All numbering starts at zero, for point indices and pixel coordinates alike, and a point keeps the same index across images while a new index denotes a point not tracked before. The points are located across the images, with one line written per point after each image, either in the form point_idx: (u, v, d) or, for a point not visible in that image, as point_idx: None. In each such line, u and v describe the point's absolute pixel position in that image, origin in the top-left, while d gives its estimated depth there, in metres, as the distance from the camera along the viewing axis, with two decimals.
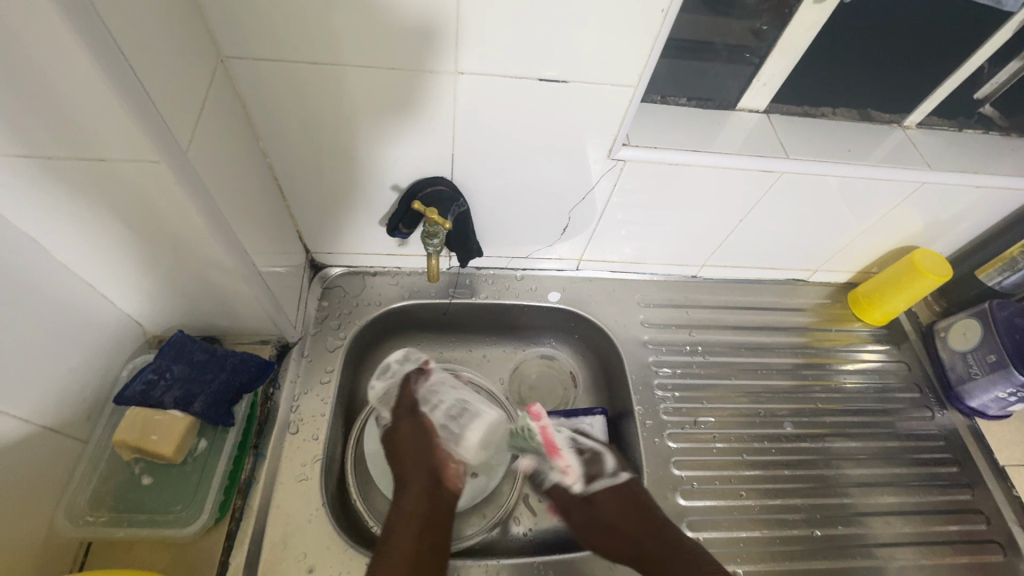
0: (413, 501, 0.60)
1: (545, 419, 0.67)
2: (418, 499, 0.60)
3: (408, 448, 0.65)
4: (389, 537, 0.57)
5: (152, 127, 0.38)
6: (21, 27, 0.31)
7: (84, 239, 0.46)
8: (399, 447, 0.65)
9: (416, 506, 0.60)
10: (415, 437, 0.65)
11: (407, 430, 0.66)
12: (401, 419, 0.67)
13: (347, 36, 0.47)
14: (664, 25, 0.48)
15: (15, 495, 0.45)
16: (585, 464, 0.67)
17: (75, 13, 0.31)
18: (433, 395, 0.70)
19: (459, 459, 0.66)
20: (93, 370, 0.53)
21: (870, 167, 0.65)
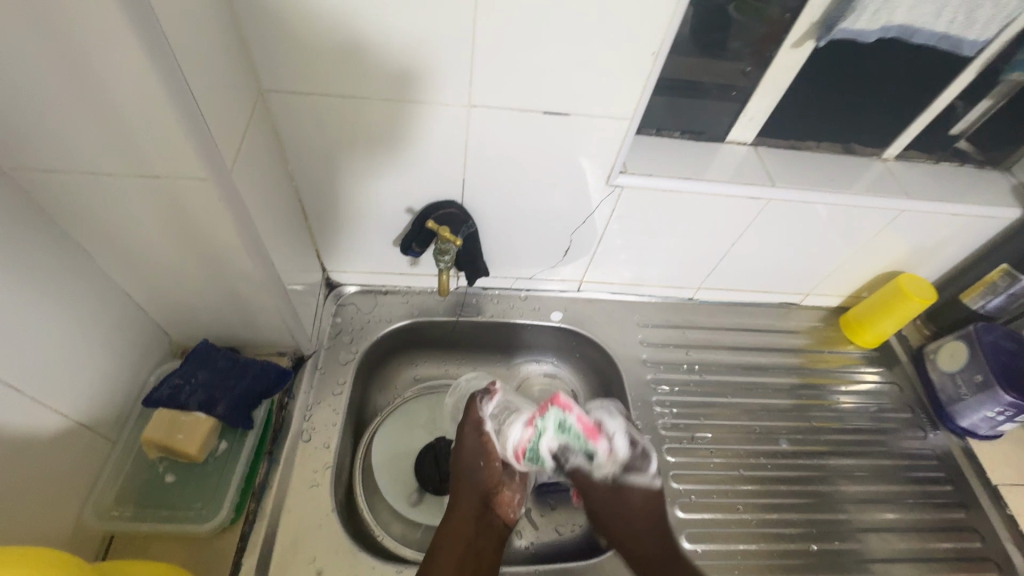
0: (464, 521, 0.63)
1: (575, 411, 0.64)
2: (464, 520, 0.63)
3: (468, 473, 0.67)
4: (433, 551, 0.60)
5: (204, 148, 0.43)
6: (107, 62, 0.35)
7: (127, 249, 0.51)
8: (460, 467, 0.68)
9: (464, 528, 0.62)
10: (477, 462, 0.68)
11: (469, 453, 0.69)
12: (467, 440, 0.70)
13: (372, 72, 0.53)
14: (655, 65, 0.53)
15: (48, 488, 0.47)
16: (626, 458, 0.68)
17: (155, 54, 0.36)
18: (503, 415, 0.72)
19: (513, 486, 0.69)
20: (125, 374, 0.57)
21: (849, 195, 0.70)
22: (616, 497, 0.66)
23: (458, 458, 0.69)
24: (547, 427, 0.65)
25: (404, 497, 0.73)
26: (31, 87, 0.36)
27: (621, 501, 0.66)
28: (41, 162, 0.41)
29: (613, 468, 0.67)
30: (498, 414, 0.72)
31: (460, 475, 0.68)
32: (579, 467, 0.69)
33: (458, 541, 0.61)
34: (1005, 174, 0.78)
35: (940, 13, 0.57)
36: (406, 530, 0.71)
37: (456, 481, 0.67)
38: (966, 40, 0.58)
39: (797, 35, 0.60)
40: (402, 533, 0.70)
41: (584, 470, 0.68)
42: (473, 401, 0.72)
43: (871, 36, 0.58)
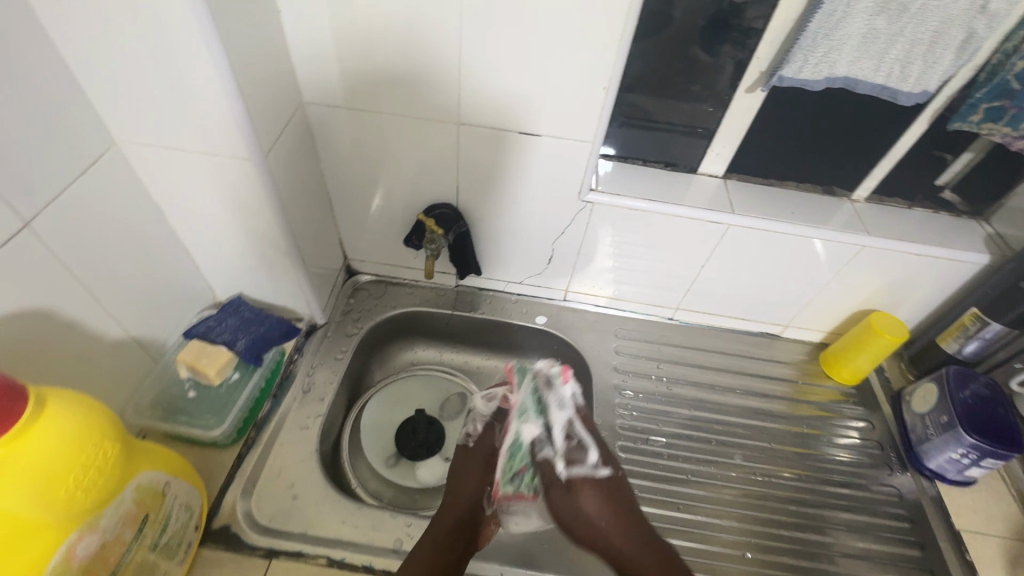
0: (443, 533, 0.64)
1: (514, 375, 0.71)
2: (448, 535, 0.64)
3: (463, 494, 0.68)
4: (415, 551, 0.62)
5: (248, 136, 0.57)
6: (187, 69, 0.51)
7: (190, 212, 0.67)
8: (458, 488, 0.69)
9: (448, 542, 0.63)
10: (476, 486, 0.69)
11: (472, 475, 0.70)
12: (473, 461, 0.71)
13: (386, 92, 0.67)
14: (608, 98, 0.64)
15: (103, 383, 0.62)
16: (569, 450, 0.66)
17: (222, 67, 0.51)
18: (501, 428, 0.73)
19: (496, 519, 0.69)
20: (174, 312, 0.72)
21: (806, 227, 0.77)
22: (569, 513, 0.65)
23: (457, 479, 0.70)
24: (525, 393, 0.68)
25: (382, 458, 0.83)
26: (137, 84, 0.52)
27: (572, 507, 0.65)
28: (139, 137, 0.58)
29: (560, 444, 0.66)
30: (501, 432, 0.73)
31: (456, 494, 0.68)
32: (547, 460, 0.66)
33: (443, 554, 0.62)
34: (984, 225, 0.80)
35: (879, 67, 0.64)
36: (380, 486, 0.80)
37: (448, 499, 0.68)
38: (902, 92, 0.66)
39: (749, 82, 0.70)
40: (376, 488, 0.80)
41: (550, 463, 0.66)
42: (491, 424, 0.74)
43: (818, 84, 0.66)
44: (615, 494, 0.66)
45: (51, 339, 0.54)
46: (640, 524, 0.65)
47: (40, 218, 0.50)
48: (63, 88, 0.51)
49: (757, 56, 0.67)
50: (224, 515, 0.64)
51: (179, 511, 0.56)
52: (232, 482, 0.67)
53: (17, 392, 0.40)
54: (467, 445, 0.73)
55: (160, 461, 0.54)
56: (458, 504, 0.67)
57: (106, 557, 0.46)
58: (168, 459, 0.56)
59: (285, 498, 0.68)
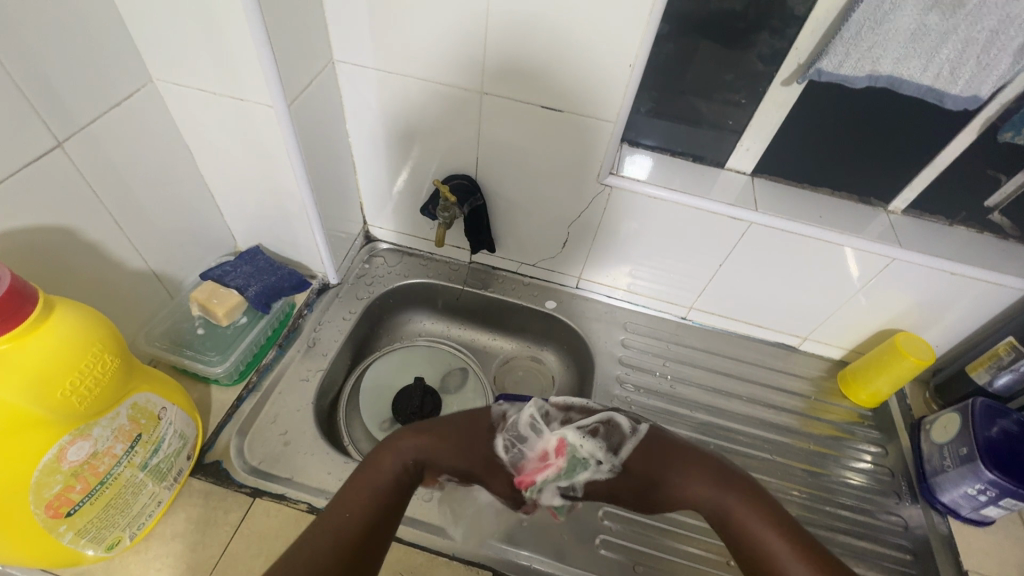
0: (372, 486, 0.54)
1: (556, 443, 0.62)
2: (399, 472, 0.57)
3: (404, 445, 0.59)
4: (365, 472, 0.56)
5: (274, 84, 0.59)
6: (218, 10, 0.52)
7: (216, 156, 0.69)
8: (410, 441, 0.60)
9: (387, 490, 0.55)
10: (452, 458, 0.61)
11: (456, 439, 0.62)
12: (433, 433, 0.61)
13: (414, 55, 0.67)
14: (633, 76, 0.62)
15: (118, 310, 0.65)
16: (611, 436, 0.62)
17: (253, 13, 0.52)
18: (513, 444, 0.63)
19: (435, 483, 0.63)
20: (194, 254, 0.75)
21: (834, 233, 0.73)
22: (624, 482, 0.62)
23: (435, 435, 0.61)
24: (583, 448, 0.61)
25: (377, 421, 0.84)
26: (175, 24, 0.55)
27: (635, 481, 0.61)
28: (174, 77, 0.60)
29: (606, 454, 0.61)
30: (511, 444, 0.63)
31: (394, 445, 0.59)
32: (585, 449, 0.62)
33: (383, 496, 0.54)
34: None
35: (928, 66, 0.60)
36: (372, 447, 0.81)
37: (393, 445, 0.59)
38: (949, 95, 0.62)
39: (785, 76, 0.67)
40: (367, 450, 0.81)
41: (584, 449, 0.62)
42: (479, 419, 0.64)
43: (858, 82, 0.63)
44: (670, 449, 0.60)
45: (73, 259, 0.57)
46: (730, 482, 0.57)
47: (71, 141, 0.53)
48: (107, 21, 0.54)
49: (796, 47, 0.64)
50: (217, 450, 0.67)
51: (174, 438, 0.58)
52: (229, 420, 0.69)
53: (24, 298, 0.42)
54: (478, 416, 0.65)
55: (160, 388, 0.56)
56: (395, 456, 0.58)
57: (95, 466, 0.49)
58: (168, 389, 0.58)
59: (277, 443, 0.69)
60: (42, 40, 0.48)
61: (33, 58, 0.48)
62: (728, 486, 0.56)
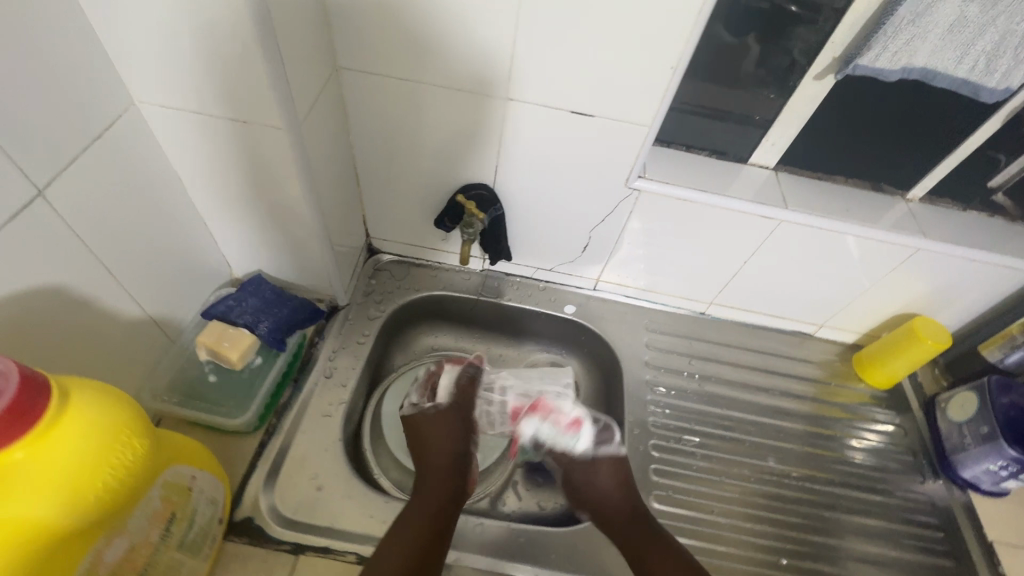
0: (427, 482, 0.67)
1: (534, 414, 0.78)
2: (446, 481, 0.68)
3: (446, 446, 0.71)
4: (426, 492, 0.65)
5: (284, 103, 0.52)
6: (221, 25, 0.45)
7: (211, 182, 0.62)
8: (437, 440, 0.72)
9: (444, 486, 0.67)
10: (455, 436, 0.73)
11: (447, 424, 0.73)
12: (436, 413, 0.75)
13: (431, 60, 0.61)
14: (675, 79, 0.58)
15: (116, 367, 0.57)
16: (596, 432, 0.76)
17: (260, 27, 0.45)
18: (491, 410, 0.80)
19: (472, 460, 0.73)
20: (191, 290, 0.67)
21: (861, 226, 0.73)
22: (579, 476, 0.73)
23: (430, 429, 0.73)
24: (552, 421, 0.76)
25: (404, 449, 0.79)
26: (164, 41, 0.47)
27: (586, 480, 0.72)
28: (162, 99, 0.52)
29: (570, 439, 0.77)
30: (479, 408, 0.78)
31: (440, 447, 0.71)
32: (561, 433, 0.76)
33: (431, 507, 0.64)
34: None
35: (963, 59, 0.59)
36: (402, 477, 0.77)
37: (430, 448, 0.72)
38: (985, 88, 0.61)
39: (818, 70, 0.65)
40: (398, 479, 0.77)
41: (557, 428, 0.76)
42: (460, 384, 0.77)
43: (894, 76, 0.62)
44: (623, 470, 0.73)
45: (64, 320, 0.49)
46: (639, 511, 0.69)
47: (54, 187, 0.45)
48: (80, 41, 0.46)
49: (833, 40, 0.62)
50: (247, 506, 0.61)
51: (206, 506, 0.53)
52: (255, 470, 0.64)
53: (32, 398, 0.36)
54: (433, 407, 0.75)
55: (186, 455, 0.51)
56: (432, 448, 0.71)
57: (134, 559, 0.44)
58: (197, 452, 0.53)
59: (309, 489, 0.65)
60: (11, 73, 0.40)
61: (1, 95, 0.39)
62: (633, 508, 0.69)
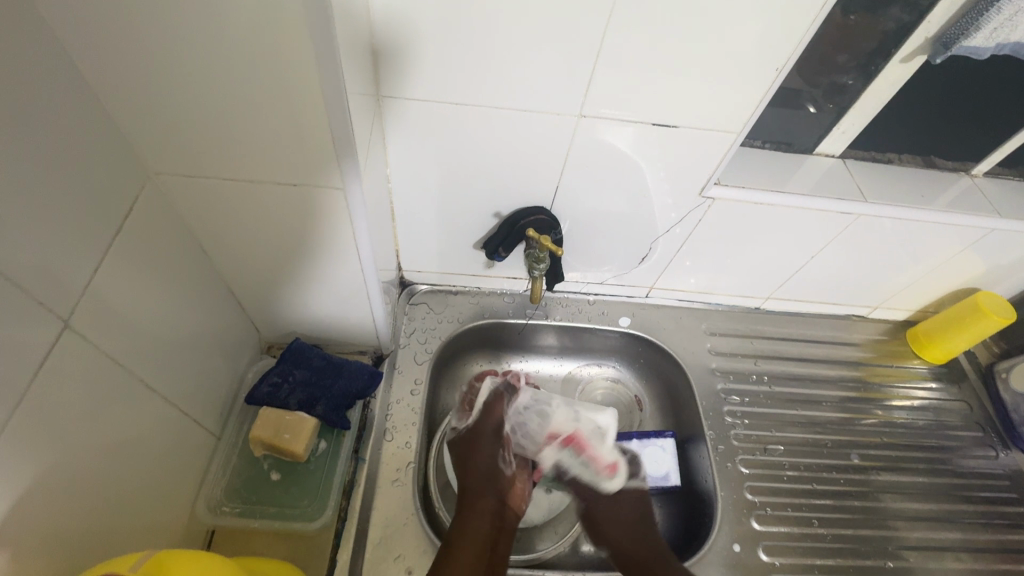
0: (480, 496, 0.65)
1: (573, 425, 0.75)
2: (489, 493, 0.66)
3: (485, 460, 0.69)
4: (472, 508, 0.64)
5: (344, 157, 0.42)
6: (284, 77, 0.36)
7: (241, 252, 0.52)
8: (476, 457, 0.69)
9: (486, 493, 0.66)
10: (494, 451, 0.71)
11: (486, 441, 0.71)
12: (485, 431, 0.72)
13: (489, 80, 0.52)
14: (775, 82, 0.51)
15: (167, 485, 0.49)
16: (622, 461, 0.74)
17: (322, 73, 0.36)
18: (523, 419, 0.74)
19: (523, 479, 0.72)
20: (227, 373, 0.58)
21: (938, 212, 0.70)
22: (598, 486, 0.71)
23: (471, 444, 0.71)
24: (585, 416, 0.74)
25: None
26: (195, 99, 0.37)
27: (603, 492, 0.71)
28: (185, 168, 0.42)
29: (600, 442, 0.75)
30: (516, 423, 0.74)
31: (477, 460, 0.69)
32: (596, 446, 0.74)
33: (484, 514, 0.64)
34: None
35: None
36: None
37: (471, 465, 0.69)
38: None
39: (905, 52, 0.59)
40: None
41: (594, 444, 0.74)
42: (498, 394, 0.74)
43: (986, 50, 0.57)
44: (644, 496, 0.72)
45: (109, 456, 0.40)
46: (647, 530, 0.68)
47: (79, 310, 0.36)
48: (79, 111, 0.35)
49: (929, 19, 0.56)
50: None
51: None
52: (336, 567, 0.56)
53: None
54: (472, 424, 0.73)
55: None
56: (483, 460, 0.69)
57: None
58: None
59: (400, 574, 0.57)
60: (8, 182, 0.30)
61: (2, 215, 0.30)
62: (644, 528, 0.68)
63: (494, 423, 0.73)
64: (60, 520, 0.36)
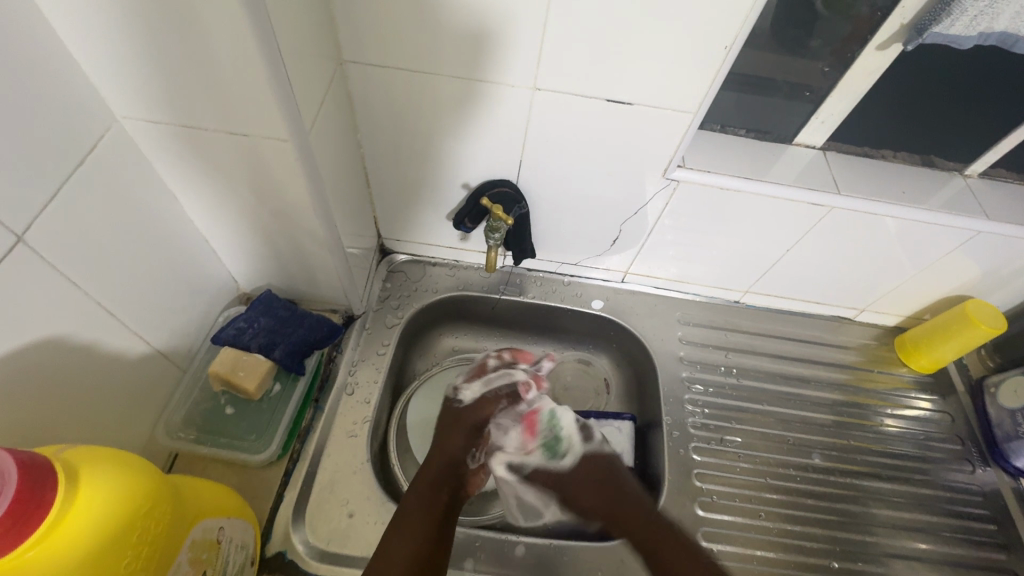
0: (432, 479, 0.62)
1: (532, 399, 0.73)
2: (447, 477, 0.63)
3: (451, 449, 0.66)
4: (419, 493, 0.60)
5: (287, 111, 0.45)
6: (220, 33, 0.39)
7: (207, 199, 0.56)
8: (446, 443, 0.67)
9: (443, 482, 0.62)
10: (463, 442, 0.67)
11: (463, 429, 0.68)
12: (460, 426, 0.69)
13: (446, 51, 0.54)
14: (726, 60, 0.52)
15: (127, 404, 0.54)
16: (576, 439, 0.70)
17: (259, 27, 0.39)
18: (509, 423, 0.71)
19: (484, 470, 0.69)
20: (198, 313, 0.63)
21: (921, 209, 0.67)
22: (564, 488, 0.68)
23: (443, 435, 0.68)
24: (553, 422, 0.70)
25: None
26: (149, 50, 0.41)
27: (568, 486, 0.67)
28: (149, 114, 0.47)
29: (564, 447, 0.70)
30: (503, 420, 0.71)
31: (443, 447, 0.66)
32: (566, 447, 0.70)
33: (438, 498, 0.60)
34: None
35: None
36: None
37: (435, 452, 0.65)
38: None
39: (882, 38, 0.58)
40: None
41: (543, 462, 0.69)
42: (491, 397, 0.72)
43: (969, 42, 0.55)
44: (619, 475, 0.67)
45: (64, 366, 0.45)
46: (626, 505, 0.64)
47: (35, 228, 0.40)
48: (46, 51, 0.40)
49: (904, 5, 0.55)
50: (278, 539, 0.58)
51: (236, 554, 0.50)
52: (283, 501, 0.60)
53: (37, 499, 0.33)
54: (458, 411, 0.71)
55: (208, 502, 0.48)
56: (446, 452, 0.65)
57: None
58: (215, 491, 0.50)
59: (341, 517, 0.60)
60: None
61: None
62: (626, 501, 0.65)
63: (478, 418, 0.70)
64: (12, 414, 0.41)
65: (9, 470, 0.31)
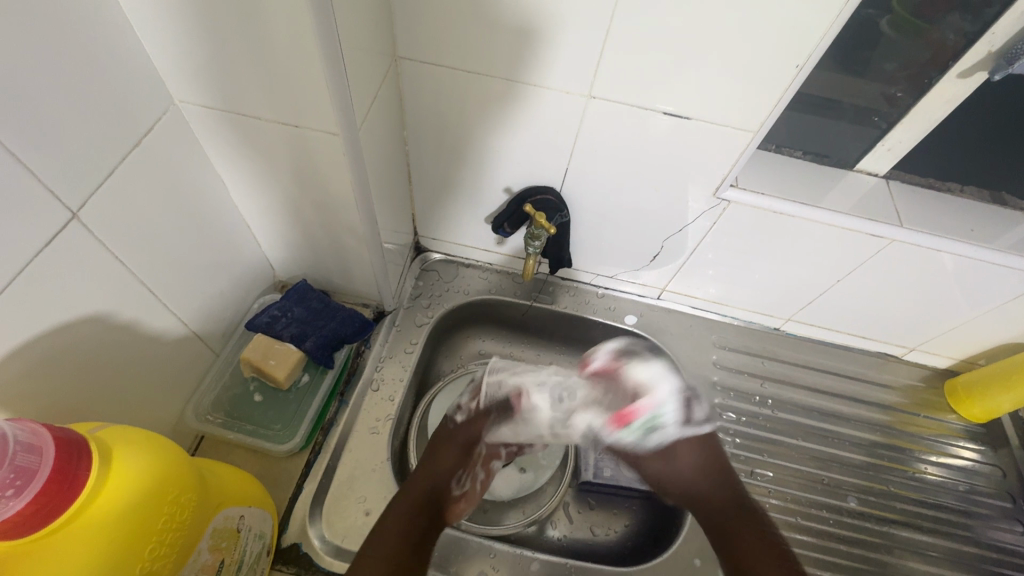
0: (408, 504, 0.58)
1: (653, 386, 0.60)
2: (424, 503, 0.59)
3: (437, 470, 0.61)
4: (393, 511, 0.57)
5: (341, 104, 0.45)
6: (283, 25, 0.39)
7: (253, 187, 0.56)
8: (433, 461, 0.62)
9: (421, 507, 0.58)
10: (451, 465, 0.62)
11: (449, 449, 0.64)
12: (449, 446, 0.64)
13: (503, 54, 0.53)
14: (796, 80, 0.50)
15: (160, 384, 0.55)
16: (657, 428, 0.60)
17: (323, 21, 0.39)
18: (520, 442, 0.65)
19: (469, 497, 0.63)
20: (235, 298, 0.64)
21: (992, 249, 0.62)
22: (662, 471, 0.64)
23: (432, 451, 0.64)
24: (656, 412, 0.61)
25: None
26: (211, 37, 0.41)
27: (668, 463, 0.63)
28: (205, 99, 0.47)
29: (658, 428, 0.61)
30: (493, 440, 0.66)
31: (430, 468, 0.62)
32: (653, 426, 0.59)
33: (415, 520, 0.57)
34: None
35: None
36: None
37: (420, 471, 0.61)
38: None
39: (965, 67, 0.55)
40: None
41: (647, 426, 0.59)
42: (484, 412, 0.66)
43: None
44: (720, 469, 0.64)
45: (104, 344, 0.46)
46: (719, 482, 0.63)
47: (89, 206, 0.41)
48: (113, 33, 0.40)
49: (995, 31, 0.52)
50: (295, 531, 0.58)
51: (253, 543, 0.50)
52: (302, 493, 0.60)
53: (71, 473, 0.33)
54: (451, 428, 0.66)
55: (231, 486, 0.48)
56: (427, 476, 0.61)
57: None
58: (236, 476, 0.50)
59: (357, 515, 0.60)
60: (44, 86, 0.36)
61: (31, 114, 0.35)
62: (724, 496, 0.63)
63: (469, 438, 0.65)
64: (51, 388, 0.42)
65: (48, 445, 0.33)
